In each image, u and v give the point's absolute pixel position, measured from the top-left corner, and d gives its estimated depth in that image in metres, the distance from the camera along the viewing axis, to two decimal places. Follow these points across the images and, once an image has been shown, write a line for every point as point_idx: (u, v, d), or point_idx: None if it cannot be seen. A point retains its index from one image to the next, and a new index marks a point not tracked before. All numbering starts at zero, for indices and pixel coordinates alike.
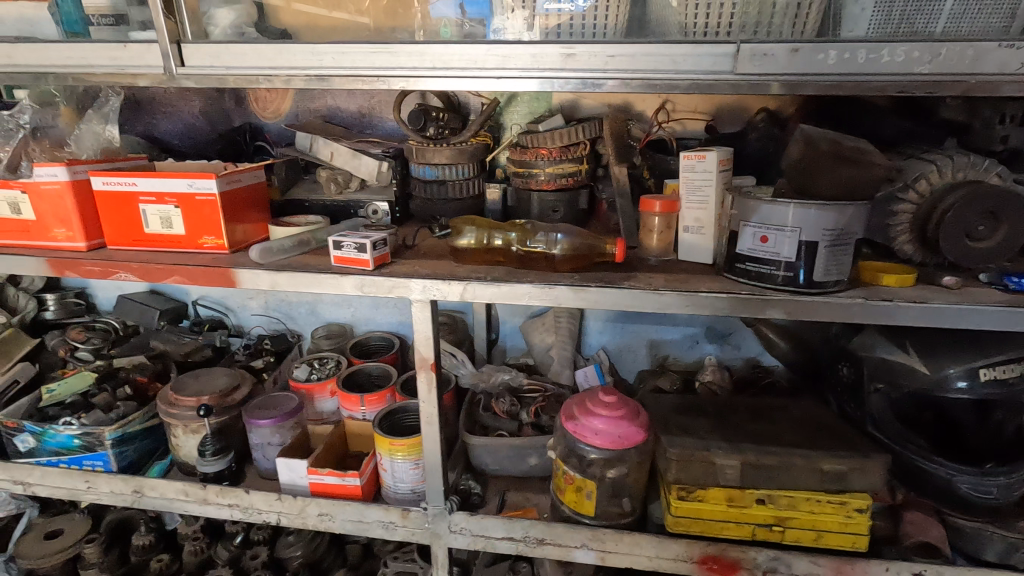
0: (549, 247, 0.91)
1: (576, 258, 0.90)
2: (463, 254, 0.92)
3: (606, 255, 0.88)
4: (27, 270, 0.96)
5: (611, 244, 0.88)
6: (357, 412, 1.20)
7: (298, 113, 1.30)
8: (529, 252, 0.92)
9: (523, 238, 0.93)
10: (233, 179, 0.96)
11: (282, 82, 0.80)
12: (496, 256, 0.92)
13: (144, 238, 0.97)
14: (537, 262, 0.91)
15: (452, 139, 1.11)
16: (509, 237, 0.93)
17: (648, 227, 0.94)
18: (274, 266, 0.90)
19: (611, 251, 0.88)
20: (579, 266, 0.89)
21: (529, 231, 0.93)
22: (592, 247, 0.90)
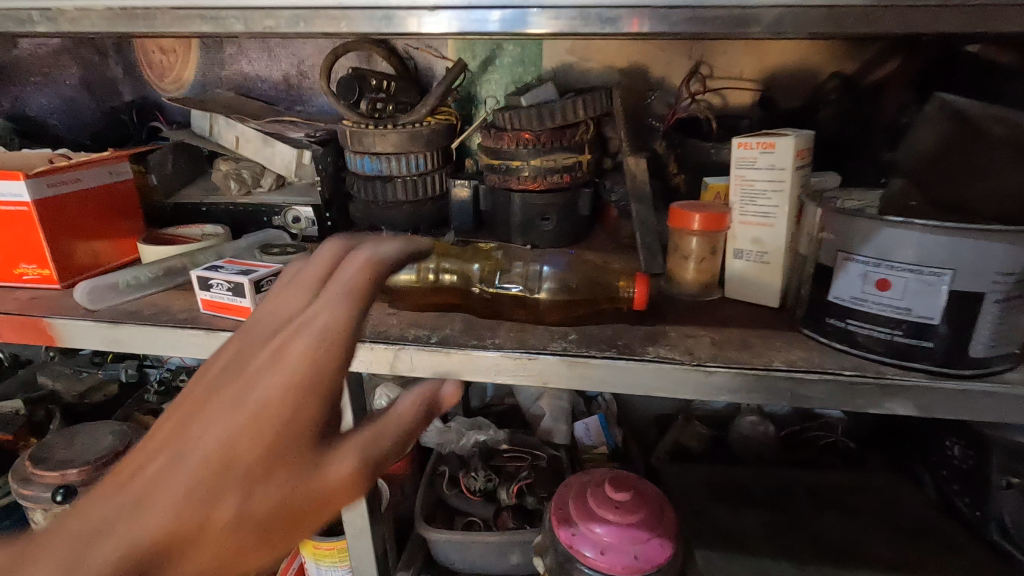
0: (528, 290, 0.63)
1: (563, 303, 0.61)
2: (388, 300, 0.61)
3: (592, 304, 0.61)
4: None
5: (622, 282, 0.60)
6: None
7: (204, 83, 0.98)
8: (499, 294, 0.62)
9: (490, 272, 0.65)
10: (64, 179, 0.65)
11: (84, 22, 0.50)
12: (445, 300, 0.62)
13: None
14: (509, 306, 0.61)
15: (402, 119, 0.79)
16: (466, 271, 0.64)
17: (674, 249, 0.64)
18: (114, 315, 0.59)
19: (626, 295, 0.58)
20: (565, 309, 0.60)
21: (502, 262, 0.66)
22: (591, 284, 0.63)
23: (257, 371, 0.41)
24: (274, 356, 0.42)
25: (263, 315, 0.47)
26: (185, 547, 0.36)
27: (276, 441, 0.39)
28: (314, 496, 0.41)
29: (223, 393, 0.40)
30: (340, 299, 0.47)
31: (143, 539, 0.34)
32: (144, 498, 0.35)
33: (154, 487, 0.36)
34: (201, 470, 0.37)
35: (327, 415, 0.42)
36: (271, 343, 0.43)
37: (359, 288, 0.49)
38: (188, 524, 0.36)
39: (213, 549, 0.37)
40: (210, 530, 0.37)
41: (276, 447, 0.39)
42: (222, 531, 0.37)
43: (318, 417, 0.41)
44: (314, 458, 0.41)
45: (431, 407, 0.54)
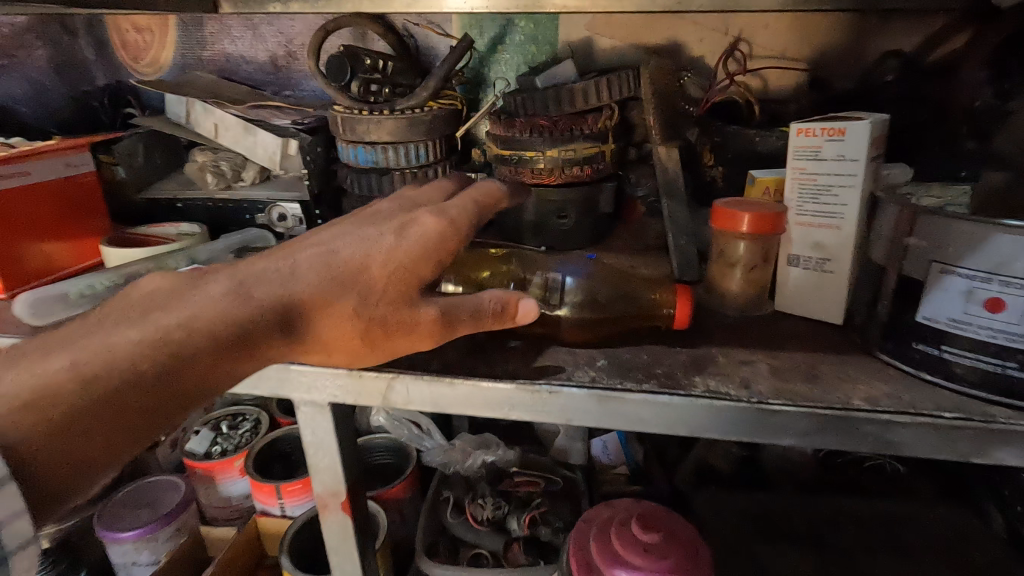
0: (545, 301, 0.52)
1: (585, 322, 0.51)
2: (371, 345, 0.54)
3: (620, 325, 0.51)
4: None
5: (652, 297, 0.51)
6: (274, 507, 0.82)
7: (184, 66, 0.89)
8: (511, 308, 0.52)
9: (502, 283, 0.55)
10: (11, 172, 0.57)
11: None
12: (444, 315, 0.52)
13: None
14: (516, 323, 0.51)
15: (400, 103, 0.69)
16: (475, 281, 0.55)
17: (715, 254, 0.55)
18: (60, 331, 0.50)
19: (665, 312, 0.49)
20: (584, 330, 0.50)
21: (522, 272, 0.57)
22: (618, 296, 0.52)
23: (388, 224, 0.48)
24: (395, 234, 0.45)
25: (385, 208, 0.52)
26: (278, 328, 0.41)
27: (388, 282, 0.43)
28: (400, 328, 0.42)
29: (346, 239, 0.46)
30: (467, 201, 0.50)
31: (282, 299, 0.41)
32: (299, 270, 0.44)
33: (285, 270, 0.44)
34: (313, 275, 0.43)
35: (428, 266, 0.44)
36: (395, 222, 0.47)
37: (481, 211, 0.50)
38: (287, 304, 0.41)
39: (319, 323, 0.42)
40: (322, 314, 0.42)
41: (389, 277, 0.43)
42: (313, 322, 0.42)
43: (424, 271, 0.44)
44: (412, 305, 0.43)
45: (507, 314, 0.44)
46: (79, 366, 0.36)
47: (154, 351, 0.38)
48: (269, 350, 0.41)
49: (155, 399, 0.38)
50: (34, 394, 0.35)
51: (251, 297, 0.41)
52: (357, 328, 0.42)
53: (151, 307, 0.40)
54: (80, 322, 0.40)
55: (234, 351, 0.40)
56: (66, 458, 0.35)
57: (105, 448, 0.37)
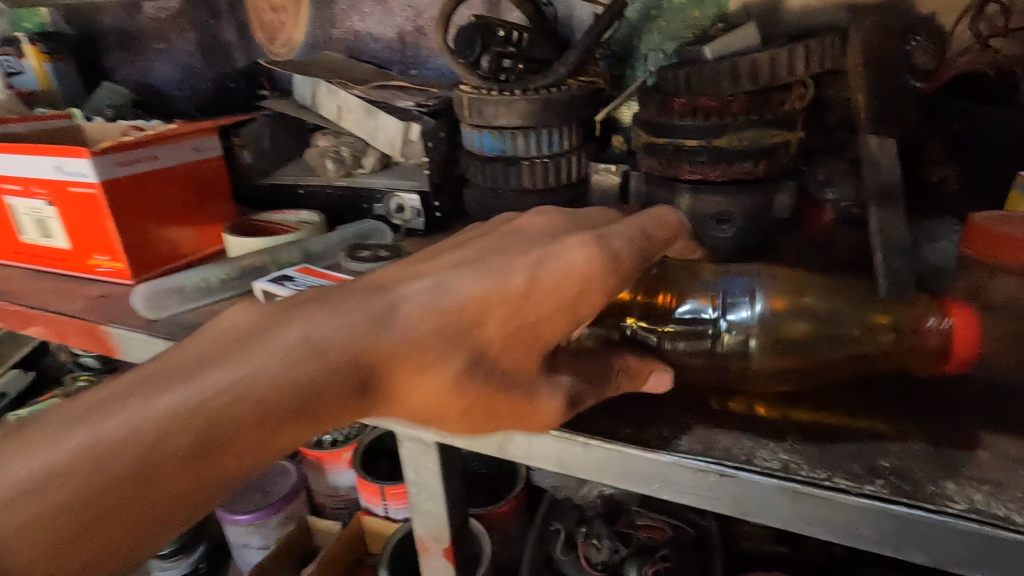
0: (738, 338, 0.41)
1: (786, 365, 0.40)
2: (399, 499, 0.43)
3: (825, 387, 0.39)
4: None
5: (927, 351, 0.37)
6: (377, 508, 0.78)
7: (315, 45, 0.86)
8: (684, 352, 0.41)
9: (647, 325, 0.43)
10: (138, 157, 0.56)
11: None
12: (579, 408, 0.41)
13: (27, 251, 0.61)
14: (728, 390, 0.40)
15: (535, 80, 0.60)
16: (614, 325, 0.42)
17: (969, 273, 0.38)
18: (173, 327, 0.48)
19: (933, 347, 0.37)
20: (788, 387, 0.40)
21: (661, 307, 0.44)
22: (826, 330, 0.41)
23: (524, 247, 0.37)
24: (530, 265, 0.34)
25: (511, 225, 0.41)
26: (356, 393, 0.32)
27: (504, 344, 0.33)
28: (514, 409, 0.34)
29: (455, 271, 0.35)
30: (633, 229, 0.37)
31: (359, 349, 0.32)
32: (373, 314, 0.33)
33: (374, 310, 0.33)
34: (401, 329, 0.33)
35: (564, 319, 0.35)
36: (532, 250, 0.36)
37: (653, 235, 0.38)
38: (356, 363, 0.32)
39: (397, 387, 0.33)
40: (409, 378, 0.32)
41: (503, 344, 0.33)
42: (420, 391, 0.33)
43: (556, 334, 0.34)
44: (529, 384, 0.34)
45: (638, 379, 0.37)
46: (104, 435, 0.28)
47: (194, 417, 0.29)
48: (331, 418, 0.32)
49: (187, 482, 0.28)
50: (52, 470, 0.27)
51: (320, 347, 0.32)
52: (475, 403, 0.34)
53: (202, 355, 0.32)
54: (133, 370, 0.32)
55: (297, 417, 0.31)
56: (92, 547, 0.27)
57: (139, 538, 0.28)
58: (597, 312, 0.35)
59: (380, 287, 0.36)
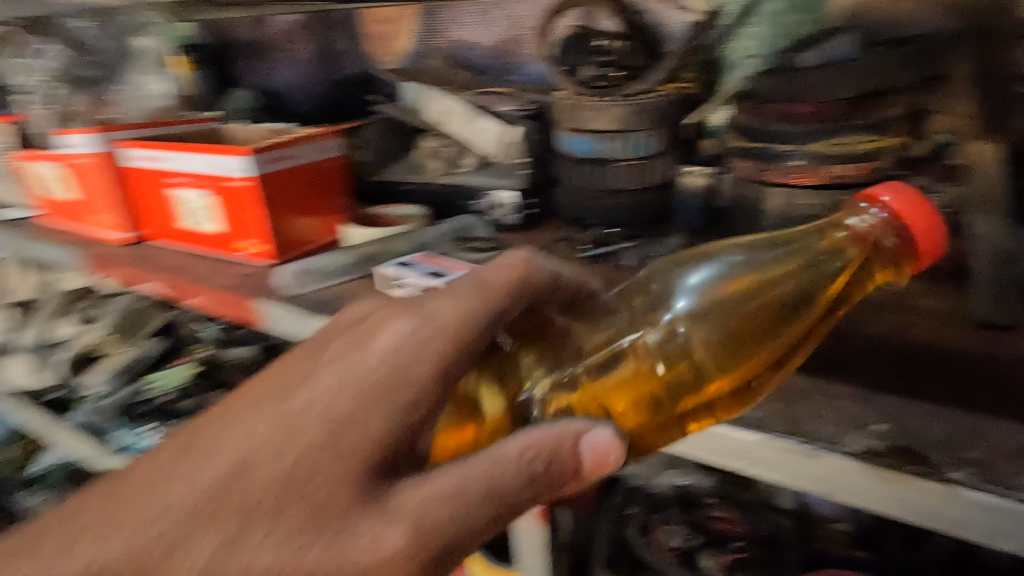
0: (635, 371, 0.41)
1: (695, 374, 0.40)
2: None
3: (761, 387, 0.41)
4: (72, 266, 0.78)
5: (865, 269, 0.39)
6: None
7: (420, 55, 0.94)
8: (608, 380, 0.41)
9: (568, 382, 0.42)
10: (281, 155, 0.65)
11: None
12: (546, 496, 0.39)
13: (183, 235, 0.72)
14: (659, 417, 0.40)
15: (630, 88, 0.64)
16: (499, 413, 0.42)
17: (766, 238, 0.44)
18: (310, 304, 0.57)
19: (895, 242, 0.37)
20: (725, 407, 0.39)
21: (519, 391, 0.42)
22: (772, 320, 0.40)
23: (318, 366, 0.37)
24: (309, 397, 0.35)
25: (334, 334, 0.40)
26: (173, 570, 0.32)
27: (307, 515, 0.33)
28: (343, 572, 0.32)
29: (247, 420, 0.35)
30: (442, 312, 0.38)
31: (170, 522, 0.33)
32: (178, 475, 0.34)
33: (178, 476, 0.34)
34: (201, 490, 0.34)
35: (383, 424, 0.34)
36: (318, 376, 0.36)
37: (468, 327, 0.37)
38: (172, 541, 0.33)
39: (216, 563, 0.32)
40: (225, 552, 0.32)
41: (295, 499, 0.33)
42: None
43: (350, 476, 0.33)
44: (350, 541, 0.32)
45: (564, 458, 0.35)
46: None
47: None
48: None
49: None
50: None
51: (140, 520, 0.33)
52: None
53: (51, 535, 0.34)
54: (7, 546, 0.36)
55: None
56: None
57: None
58: (394, 428, 0.34)
59: (170, 464, 0.35)
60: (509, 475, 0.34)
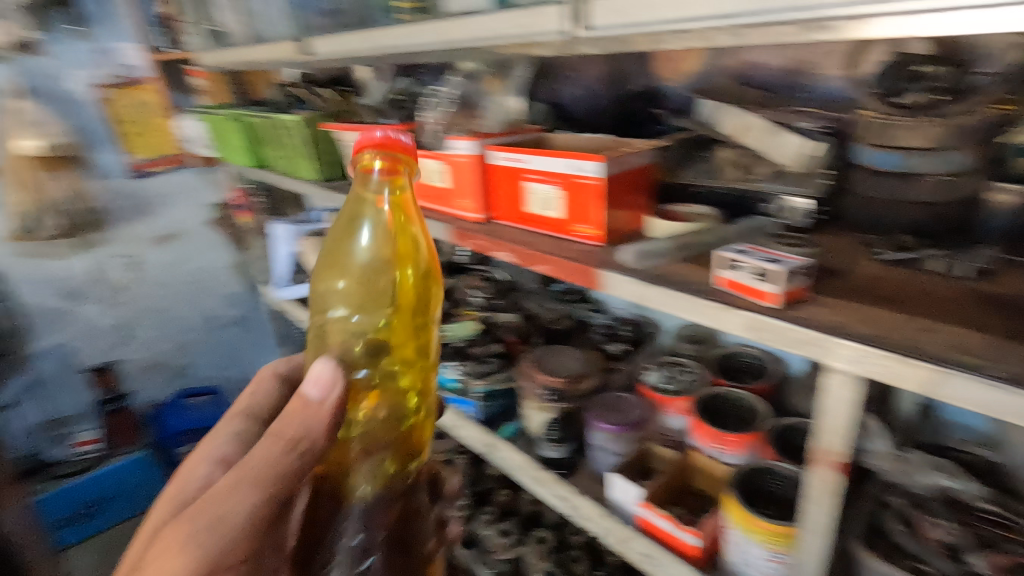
0: (342, 330, 0.71)
1: (410, 283, 0.71)
2: (409, 434, 0.73)
3: (428, 279, 0.73)
4: (437, 235, 1.07)
5: (409, 221, 0.70)
6: (707, 448, 0.99)
7: (706, 72, 1.07)
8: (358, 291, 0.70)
9: (354, 305, 0.70)
10: (619, 162, 0.83)
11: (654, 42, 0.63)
12: (397, 386, 0.72)
13: (525, 217, 0.95)
14: (408, 352, 0.73)
15: (947, 109, 0.69)
16: (361, 362, 0.70)
17: (354, 199, 0.71)
18: (648, 277, 0.75)
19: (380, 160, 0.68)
20: (410, 313, 0.72)
21: (349, 351, 0.70)
22: (412, 214, 0.71)
23: (196, 466, 0.69)
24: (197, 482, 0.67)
25: (205, 445, 0.72)
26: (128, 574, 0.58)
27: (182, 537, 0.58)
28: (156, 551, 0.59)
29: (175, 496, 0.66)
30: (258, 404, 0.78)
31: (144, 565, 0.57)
32: (136, 537, 0.63)
33: (155, 548, 0.58)
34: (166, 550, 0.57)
35: (194, 474, 0.68)
36: (202, 467, 0.69)
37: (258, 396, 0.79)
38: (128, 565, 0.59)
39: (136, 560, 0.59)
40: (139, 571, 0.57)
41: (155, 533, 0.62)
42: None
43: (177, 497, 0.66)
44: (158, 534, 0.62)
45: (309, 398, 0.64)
46: None
47: None
48: None
49: None
50: None
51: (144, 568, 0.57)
52: None
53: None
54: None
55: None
56: None
57: None
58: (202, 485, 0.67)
59: (142, 540, 0.62)
60: (277, 457, 0.62)
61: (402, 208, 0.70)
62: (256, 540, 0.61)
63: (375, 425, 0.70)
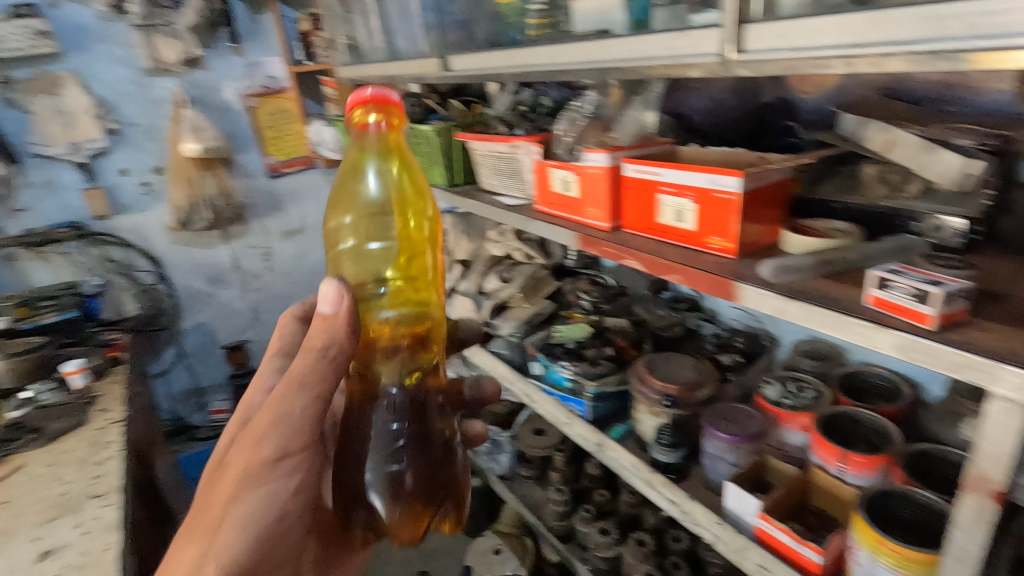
0: (353, 258, 0.81)
1: (401, 213, 0.80)
2: (422, 342, 0.85)
3: (429, 215, 0.84)
4: (563, 240, 1.13)
5: (399, 167, 0.79)
6: (831, 466, 0.98)
7: (847, 86, 1.05)
8: (363, 223, 0.80)
9: (357, 235, 0.80)
10: (758, 177, 0.85)
11: (821, 67, 0.64)
12: (404, 300, 0.84)
13: (655, 227, 0.99)
14: (414, 270, 0.84)
15: None
16: (374, 282, 0.82)
17: (353, 151, 0.79)
18: (787, 291, 0.76)
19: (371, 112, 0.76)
20: (411, 239, 0.83)
21: (362, 271, 0.82)
22: (402, 154, 0.80)
23: (259, 386, 0.87)
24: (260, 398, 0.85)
25: (262, 370, 0.89)
26: (223, 463, 0.77)
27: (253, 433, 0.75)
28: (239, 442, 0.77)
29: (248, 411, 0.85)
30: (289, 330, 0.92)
31: (234, 453, 0.75)
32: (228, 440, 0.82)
33: (240, 439, 0.76)
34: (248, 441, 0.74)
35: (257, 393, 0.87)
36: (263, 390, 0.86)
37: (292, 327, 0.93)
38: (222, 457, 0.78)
39: (228, 454, 0.77)
40: (229, 458, 0.76)
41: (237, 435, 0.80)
42: (224, 465, 0.76)
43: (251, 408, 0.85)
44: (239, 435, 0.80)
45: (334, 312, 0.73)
46: (203, 502, 0.75)
47: (219, 485, 0.74)
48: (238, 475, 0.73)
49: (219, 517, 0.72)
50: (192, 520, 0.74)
51: (234, 455, 0.75)
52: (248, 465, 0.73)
53: (222, 465, 0.76)
54: (209, 481, 0.78)
55: (216, 472, 0.77)
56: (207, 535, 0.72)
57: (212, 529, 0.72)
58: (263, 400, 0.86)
59: (230, 441, 0.81)
60: (315, 369, 0.74)
61: (396, 152, 0.80)
62: (314, 432, 0.76)
63: (397, 344, 0.83)
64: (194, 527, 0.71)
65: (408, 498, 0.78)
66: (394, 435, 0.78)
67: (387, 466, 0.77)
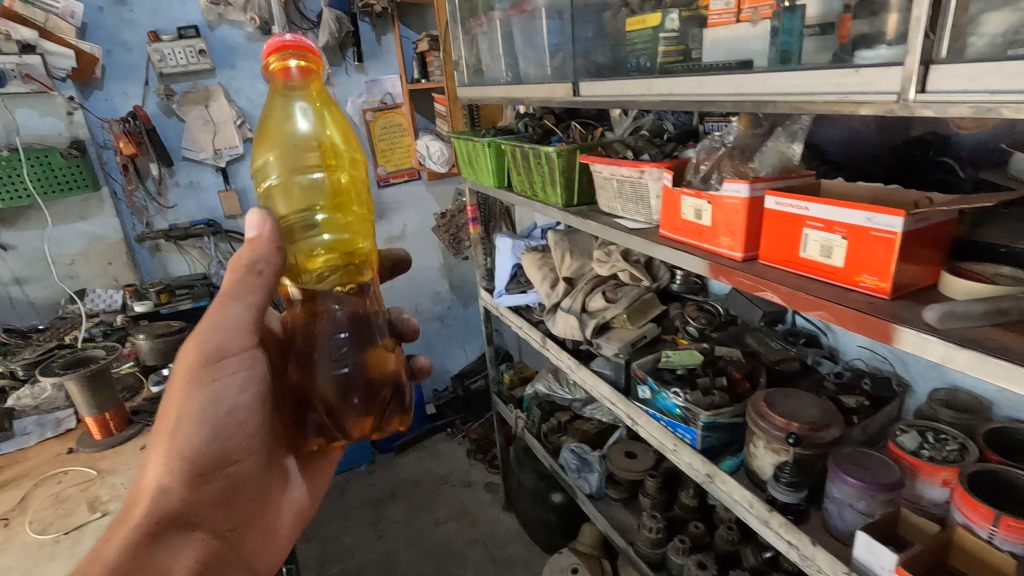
0: (282, 189, 0.92)
1: (324, 149, 0.92)
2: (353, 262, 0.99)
3: (349, 155, 0.95)
4: (691, 267, 1.14)
5: (322, 108, 0.92)
6: (982, 529, 0.90)
7: (1016, 123, 0.99)
8: (291, 157, 0.90)
9: (287, 168, 0.91)
10: (922, 217, 0.81)
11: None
12: (335, 228, 0.97)
13: (797, 261, 0.98)
14: (344, 198, 0.97)
15: None
16: (308, 210, 0.95)
17: (277, 95, 0.89)
18: (956, 338, 0.73)
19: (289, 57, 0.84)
20: (332, 171, 0.94)
21: (296, 201, 0.93)
22: (321, 98, 0.93)
23: None
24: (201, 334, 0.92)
25: None
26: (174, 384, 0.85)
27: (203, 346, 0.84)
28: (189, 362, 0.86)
29: None
30: None
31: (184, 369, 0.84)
32: None
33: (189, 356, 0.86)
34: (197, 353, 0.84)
35: None
36: None
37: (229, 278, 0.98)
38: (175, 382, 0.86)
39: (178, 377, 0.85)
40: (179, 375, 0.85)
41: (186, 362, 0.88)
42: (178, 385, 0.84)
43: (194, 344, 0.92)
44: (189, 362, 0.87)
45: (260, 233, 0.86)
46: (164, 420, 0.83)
47: (176, 399, 0.83)
48: (192, 378, 0.83)
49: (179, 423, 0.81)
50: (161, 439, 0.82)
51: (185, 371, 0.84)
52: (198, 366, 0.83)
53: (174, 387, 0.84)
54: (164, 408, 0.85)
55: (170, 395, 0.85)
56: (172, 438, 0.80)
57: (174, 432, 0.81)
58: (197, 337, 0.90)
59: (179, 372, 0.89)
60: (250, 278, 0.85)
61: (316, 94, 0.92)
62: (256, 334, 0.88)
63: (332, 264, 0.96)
64: (159, 435, 0.81)
65: (358, 390, 0.89)
66: (341, 342, 0.88)
67: (335, 369, 0.87)
